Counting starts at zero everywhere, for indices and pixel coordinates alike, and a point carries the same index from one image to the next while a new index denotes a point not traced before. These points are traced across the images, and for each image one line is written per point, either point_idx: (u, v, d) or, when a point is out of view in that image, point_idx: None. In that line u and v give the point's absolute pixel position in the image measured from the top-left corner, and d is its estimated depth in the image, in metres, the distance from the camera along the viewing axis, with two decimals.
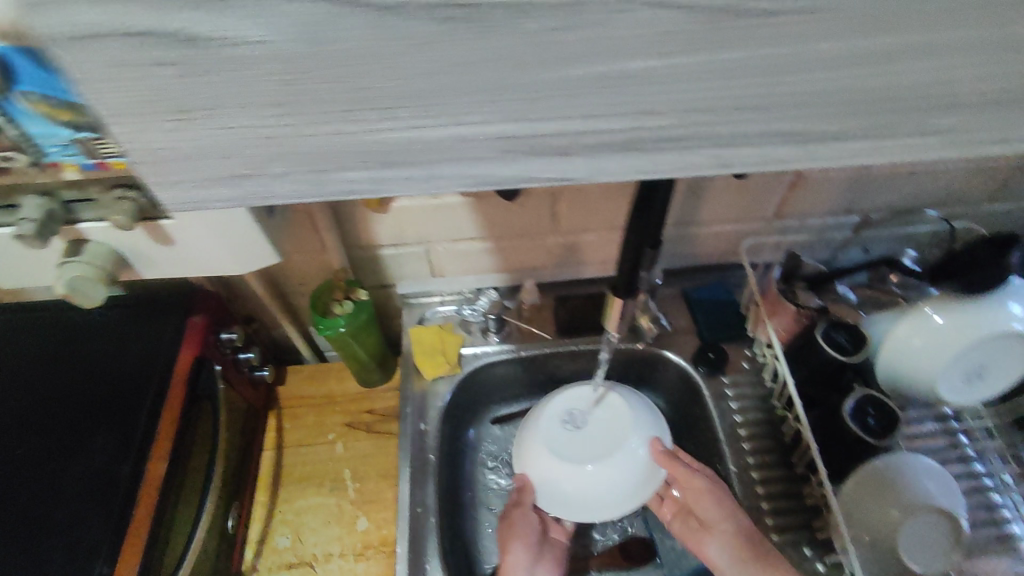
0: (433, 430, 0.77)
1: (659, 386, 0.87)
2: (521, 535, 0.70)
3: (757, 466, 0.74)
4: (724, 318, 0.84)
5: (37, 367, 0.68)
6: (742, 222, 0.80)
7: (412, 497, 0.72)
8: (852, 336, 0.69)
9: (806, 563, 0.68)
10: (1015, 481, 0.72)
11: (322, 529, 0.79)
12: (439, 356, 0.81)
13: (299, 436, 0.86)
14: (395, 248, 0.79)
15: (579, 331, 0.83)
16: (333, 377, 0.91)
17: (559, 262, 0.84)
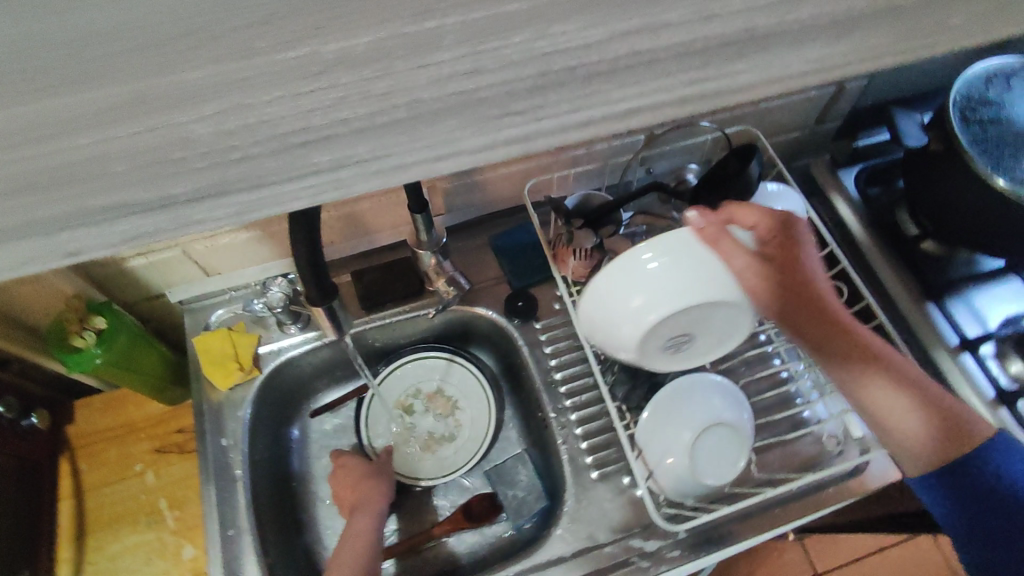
0: (236, 444, 0.72)
1: (483, 339, 0.86)
2: (370, 506, 0.70)
3: (575, 406, 0.75)
4: (531, 261, 0.82)
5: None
6: (526, 161, 0.76)
7: (221, 521, 0.68)
8: None
9: (625, 491, 0.70)
10: (804, 368, 0.76)
11: (143, 570, 0.73)
12: (231, 362, 0.74)
13: (99, 475, 0.78)
14: (145, 256, 0.68)
15: (382, 305, 0.78)
16: (129, 401, 0.81)
17: (346, 234, 0.77)
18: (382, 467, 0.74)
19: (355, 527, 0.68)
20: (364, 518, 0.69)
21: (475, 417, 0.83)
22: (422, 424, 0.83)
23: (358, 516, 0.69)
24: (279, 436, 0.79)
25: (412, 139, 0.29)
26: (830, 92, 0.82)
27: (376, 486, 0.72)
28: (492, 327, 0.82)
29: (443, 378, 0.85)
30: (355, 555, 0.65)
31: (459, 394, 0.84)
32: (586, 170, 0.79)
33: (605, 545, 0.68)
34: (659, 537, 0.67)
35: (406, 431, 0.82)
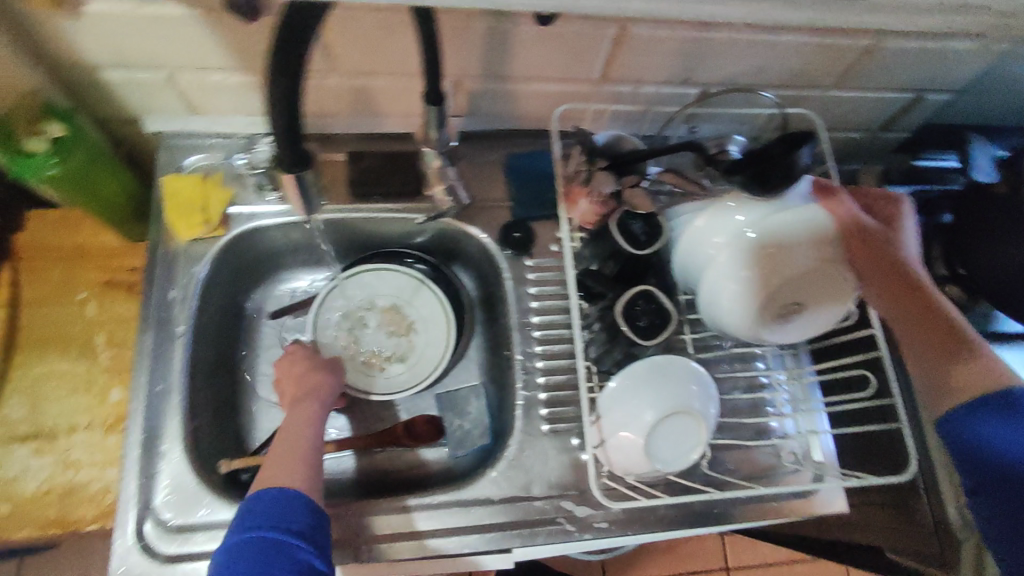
0: (185, 300, 0.67)
1: (469, 261, 0.80)
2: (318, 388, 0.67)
3: (544, 354, 0.71)
4: (540, 193, 0.76)
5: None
6: (564, 82, 0.68)
7: (151, 374, 0.64)
8: (649, 226, 0.62)
9: (571, 451, 0.68)
10: (785, 380, 0.72)
11: (66, 399, 0.70)
12: (198, 215, 0.68)
13: (39, 293, 0.74)
14: (124, 71, 0.61)
15: (372, 197, 0.72)
16: (86, 226, 0.76)
17: (350, 110, 0.69)
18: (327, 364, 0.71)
19: (298, 415, 0.63)
20: (310, 403, 0.65)
21: (431, 345, 0.78)
22: (371, 339, 0.77)
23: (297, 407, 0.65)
24: (235, 302, 0.75)
25: None
26: (908, 98, 0.74)
27: (318, 379, 0.68)
28: (482, 251, 0.77)
29: (408, 301, 0.79)
30: (302, 439, 0.60)
31: (418, 319, 0.79)
32: (625, 111, 0.72)
33: (537, 499, 0.66)
34: (591, 506, 0.65)
35: (353, 342, 0.77)
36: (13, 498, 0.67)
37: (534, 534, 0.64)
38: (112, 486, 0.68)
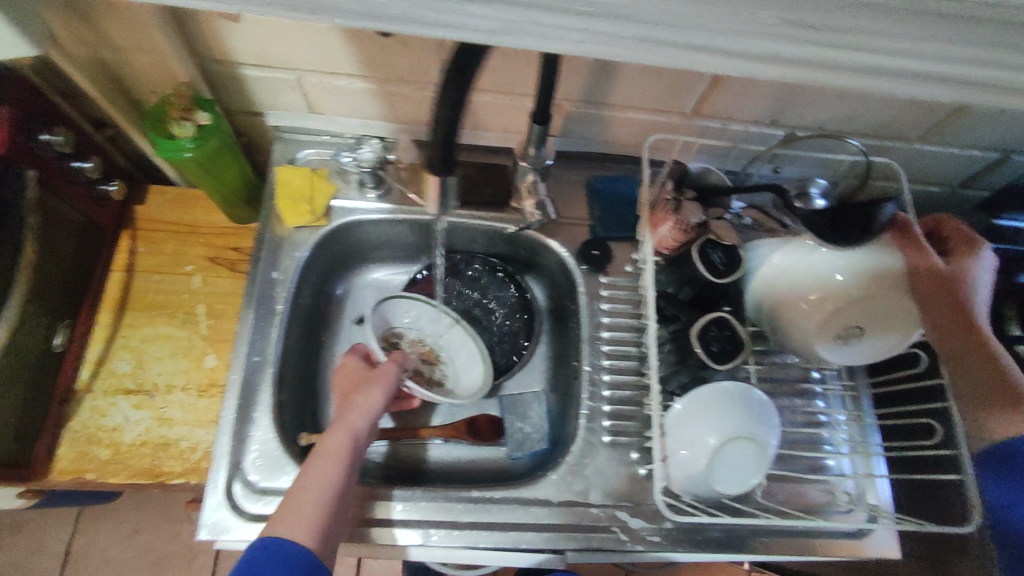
0: (286, 281, 0.72)
1: (544, 273, 0.85)
2: (378, 381, 0.69)
3: (611, 369, 0.74)
4: (620, 215, 0.79)
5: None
6: (657, 113, 0.72)
7: (251, 347, 0.69)
8: (729, 257, 0.65)
9: (629, 464, 0.70)
10: (844, 421, 0.74)
11: (168, 360, 0.77)
12: (303, 205, 0.74)
13: (153, 262, 0.81)
14: (261, 69, 0.67)
15: (462, 203, 0.77)
16: (199, 206, 0.84)
17: (453, 121, 0.75)
18: (381, 376, 0.70)
19: (332, 440, 0.62)
20: (366, 397, 0.67)
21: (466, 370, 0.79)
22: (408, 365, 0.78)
23: (337, 427, 0.64)
24: (325, 289, 0.81)
25: None
26: (994, 157, 0.75)
27: (367, 396, 0.67)
28: (558, 265, 0.81)
29: (442, 333, 0.79)
30: (331, 475, 0.59)
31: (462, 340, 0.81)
32: (711, 146, 0.75)
33: (593, 506, 0.68)
34: (645, 519, 0.68)
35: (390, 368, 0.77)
36: (112, 445, 0.73)
37: (589, 538, 0.67)
38: (199, 445, 0.74)
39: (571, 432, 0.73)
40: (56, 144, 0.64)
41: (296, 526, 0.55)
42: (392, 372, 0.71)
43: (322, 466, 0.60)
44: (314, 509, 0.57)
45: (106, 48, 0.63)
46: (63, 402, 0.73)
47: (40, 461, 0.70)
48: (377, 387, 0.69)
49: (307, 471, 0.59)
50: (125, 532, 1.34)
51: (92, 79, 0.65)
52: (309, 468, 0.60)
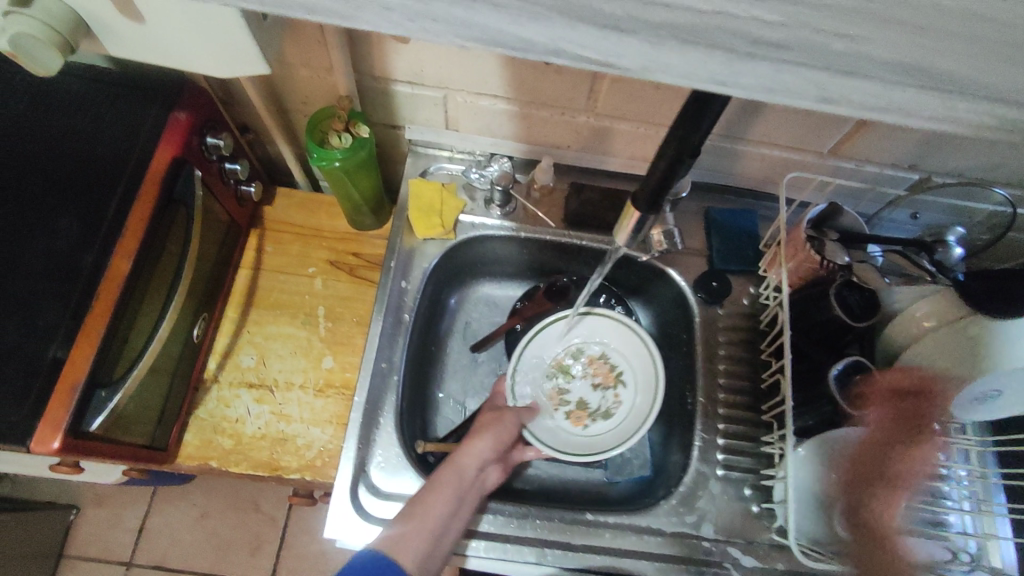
0: (413, 290, 0.75)
1: (653, 299, 0.85)
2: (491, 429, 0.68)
3: (726, 403, 0.73)
4: (741, 248, 0.79)
5: (17, 117, 0.62)
6: (793, 151, 0.72)
7: (378, 353, 0.71)
8: (866, 301, 0.64)
9: (742, 500, 0.69)
10: (967, 477, 0.71)
11: (288, 358, 0.80)
12: (435, 218, 0.76)
13: (278, 262, 0.84)
14: (411, 87, 0.69)
15: (585, 226, 0.78)
16: (323, 210, 0.87)
17: (584, 146, 0.76)
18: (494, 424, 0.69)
19: (443, 482, 0.63)
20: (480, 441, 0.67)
21: (640, 400, 0.73)
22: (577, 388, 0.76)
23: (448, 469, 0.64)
24: (440, 300, 0.82)
25: (898, 104, 0.28)
26: None
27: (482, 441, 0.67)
28: (672, 293, 0.81)
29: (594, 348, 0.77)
30: (435, 511, 0.60)
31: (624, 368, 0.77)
32: (844, 186, 0.74)
33: (705, 540, 0.68)
34: (757, 558, 0.67)
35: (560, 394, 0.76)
36: (235, 435, 0.75)
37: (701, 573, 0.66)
38: (315, 444, 0.76)
39: (681, 463, 0.73)
40: (219, 147, 0.71)
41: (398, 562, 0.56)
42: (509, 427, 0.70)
43: (426, 507, 0.60)
44: (416, 546, 0.58)
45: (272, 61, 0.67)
46: (193, 390, 0.76)
47: (172, 445, 0.73)
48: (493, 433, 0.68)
49: (416, 507, 0.60)
50: (195, 515, 1.37)
51: (255, 89, 0.69)
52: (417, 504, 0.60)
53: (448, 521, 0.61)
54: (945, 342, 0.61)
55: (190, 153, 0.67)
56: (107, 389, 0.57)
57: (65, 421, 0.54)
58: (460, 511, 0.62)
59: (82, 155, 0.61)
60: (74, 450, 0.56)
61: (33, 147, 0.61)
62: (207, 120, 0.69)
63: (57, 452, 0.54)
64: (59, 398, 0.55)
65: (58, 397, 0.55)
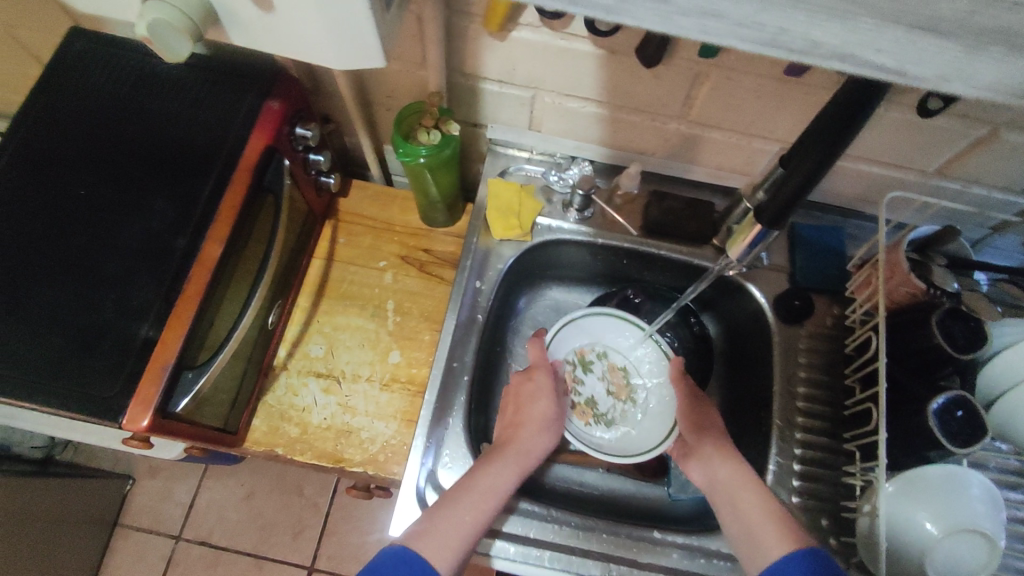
0: (487, 291, 0.74)
1: (728, 314, 0.82)
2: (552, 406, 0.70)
3: (805, 428, 0.70)
4: (828, 267, 0.75)
5: (122, 101, 0.63)
6: (895, 169, 0.68)
7: (450, 351, 0.71)
8: (973, 332, 0.60)
9: (818, 532, 0.66)
10: None
11: (356, 350, 0.80)
12: (513, 219, 0.75)
13: (350, 253, 0.84)
14: (500, 85, 0.69)
15: (665, 235, 0.76)
16: (396, 204, 0.87)
17: (670, 152, 0.74)
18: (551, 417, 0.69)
19: (493, 479, 0.62)
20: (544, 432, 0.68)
21: (645, 429, 0.74)
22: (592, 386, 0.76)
23: (499, 461, 0.63)
24: (510, 301, 0.81)
25: None
26: None
27: (532, 438, 0.67)
28: (751, 309, 0.78)
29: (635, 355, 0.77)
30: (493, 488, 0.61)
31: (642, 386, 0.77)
32: (947, 209, 0.70)
33: None
34: None
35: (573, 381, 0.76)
36: (301, 423, 0.76)
37: None
38: (378, 437, 0.76)
39: None
40: (307, 138, 0.71)
41: (441, 554, 0.55)
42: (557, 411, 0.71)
43: (475, 500, 0.60)
44: (458, 542, 0.56)
45: None
46: (263, 375, 0.77)
47: (241, 430, 0.73)
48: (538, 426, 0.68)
49: (466, 495, 0.59)
50: (242, 495, 1.40)
51: (346, 81, 0.69)
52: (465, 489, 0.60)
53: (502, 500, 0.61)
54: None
55: (280, 143, 0.67)
56: (192, 372, 0.58)
57: (154, 400, 0.55)
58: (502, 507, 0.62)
59: (180, 140, 0.63)
60: (161, 428, 0.57)
61: (135, 130, 0.63)
62: (297, 111, 0.70)
63: (145, 430, 0.55)
64: (146, 379, 0.55)
65: (146, 377, 0.55)
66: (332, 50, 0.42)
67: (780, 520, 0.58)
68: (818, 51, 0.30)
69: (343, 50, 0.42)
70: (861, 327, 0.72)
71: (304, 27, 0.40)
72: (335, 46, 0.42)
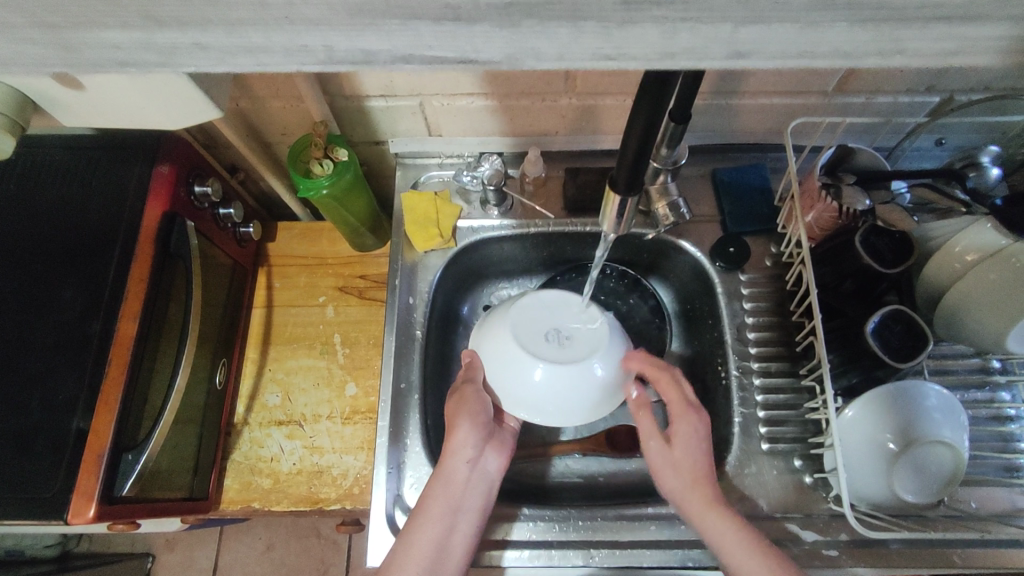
0: (421, 305, 0.74)
1: (671, 274, 0.81)
2: (466, 412, 0.63)
3: (763, 371, 0.70)
4: (754, 207, 0.75)
5: (11, 197, 0.63)
6: (792, 96, 0.66)
7: (396, 373, 0.70)
8: (898, 245, 0.60)
9: (793, 473, 0.66)
10: None
11: (312, 391, 0.79)
12: (432, 229, 0.74)
13: (288, 296, 0.84)
14: (386, 100, 0.67)
15: (586, 210, 0.75)
16: (324, 238, 0.86)
17: (573, 128, 0.72)
18: (475, 414, 0.63)
19: (429, 505, 0.59)
20: (464, 431, 0.62)
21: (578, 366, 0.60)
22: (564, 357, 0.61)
23: (438, 490, 0.60)
24: (454, 309, 0.81)
25: None
26: None
27: (451, 462, 0.61)
28: (689, 264, 0.77)
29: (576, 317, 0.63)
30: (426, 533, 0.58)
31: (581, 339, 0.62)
32: (854, 124, 0.69)
33: (759, 518, 0.64)
34: (818, 532, 0.63)
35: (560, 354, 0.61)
36: (272, 474, 0.76)
37: None
38: (350, 471, 0.76)
39: (723, 440, 0.69)
40: (208, 194, 0.70)
41: None
42: (485, 402, 0.64)
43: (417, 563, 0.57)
44: None
45: (242, 96, 0.66)
46: (225, 435, 0.77)
47: (212, 493, 0.74)
48: (478, 431, 0.63)
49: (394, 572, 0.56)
50: (261, 548, 1.40)
51: (231, 127, 0.68)
52: (404, 549, 0.58)
53: (446, 543, 0.59)
54: (990, 273, 0.56)
55: (179, 206, 0.67)
56: (132, 453, 0.58)
57: (96, 489, 0.55)
58: (456, 521, 0.60)
59: (75, 225, 0.62)
60: (111, 514, 0.57)
61: (28, 223, 0.62)
62: (192, 169, 0.69)
63: (94, 519, 0.55)
64: (86, 466, 0.55)
65: (86, 465, 0.55)
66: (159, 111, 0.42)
67: (768, 558, 0.54)
68: (496, 41, 0.30)
69: (167, 108, 0.42)
70: (795, 262, 0.71)
71: (123, 100, 0.40)
72: (158, 109, 0.42)
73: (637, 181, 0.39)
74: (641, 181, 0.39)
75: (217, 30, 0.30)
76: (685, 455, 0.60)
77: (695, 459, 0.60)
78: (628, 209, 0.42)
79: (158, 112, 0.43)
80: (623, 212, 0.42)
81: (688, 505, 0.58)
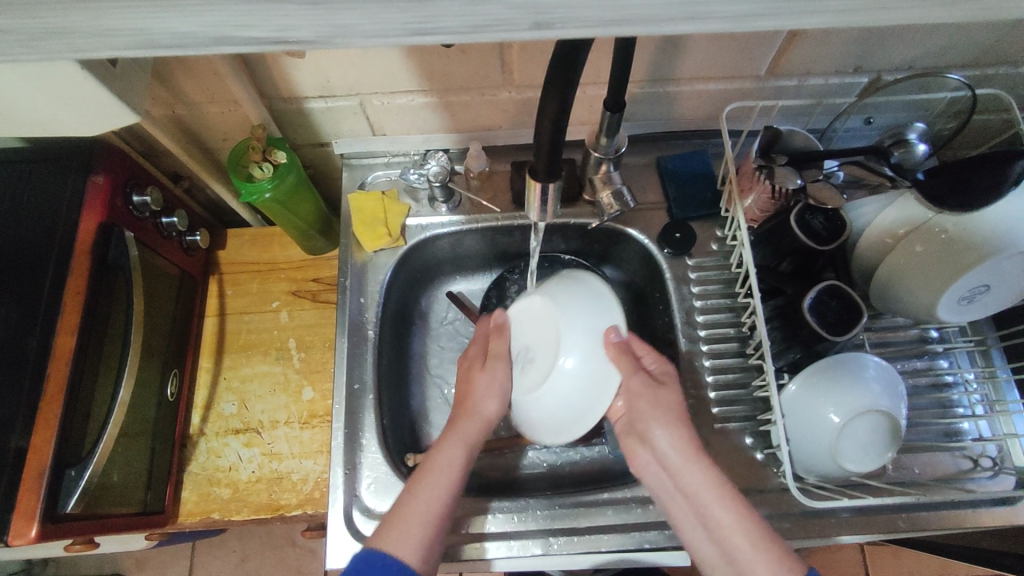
0: (373, 304, 0.73)
1: (622, 263, 0.82)
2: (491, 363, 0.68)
3: (712, 353, 0.71)
4: (697, 192, 0.76)
5: None
6: (727, 81, 0.68)
7: (349, 374, 0.70)
8: (830, 222, 0.62)
9: (745, 450, 0.67)
10: (976, 379, 0.68)
11: (268, 397, 0.79)
12: (380, 228, 0.74)
13: (240, 303, 0.83)
14: (325, 100, 0.67)
15: None
16: (275, 243, 0.86)
17: (516, 121, 0.73)
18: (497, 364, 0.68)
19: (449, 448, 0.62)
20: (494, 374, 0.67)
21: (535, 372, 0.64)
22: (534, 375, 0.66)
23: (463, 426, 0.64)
24: (410, 308, 0.80)
25: None
26: None
27: (479, 403, 0.66)
28: (639, 252, 0.78)
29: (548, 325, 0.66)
30: (446, 464, 0.60)
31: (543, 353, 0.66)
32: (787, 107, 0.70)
33: None
34: (772, 506, 0.64)
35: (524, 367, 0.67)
36: (230, 484, 0.75)
37: None
38: (310, 476, 0.75)
39: None
40: (149, 204, 0.69)
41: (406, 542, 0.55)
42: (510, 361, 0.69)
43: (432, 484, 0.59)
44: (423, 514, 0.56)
45: (177, 101, 0.65)
46: (180, 447, 0.76)
47: (168, 507, 0.72)
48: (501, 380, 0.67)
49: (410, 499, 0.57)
50: (235, 561, 1.38)
51: (168, 133, 0.67)
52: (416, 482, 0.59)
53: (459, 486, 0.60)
54: (918, 245, 0.58)
55: (118, 216, 0.65)
56: (75, 469, 0.57)
57: (38, 508, 0.53)
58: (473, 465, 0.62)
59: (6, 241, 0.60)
60: (56, 534, 0.55)
61: None
62: (130, 178, 0.68)
63: (37, 539, 0.53)
64: (26, 485, 0.53)
65: (25, 484, 0.53)
66: (68, 106, 0.43)
67: (767, 539, 0.52)
68: (383, 32, 0.31)
69: (77, 103, 0.43)
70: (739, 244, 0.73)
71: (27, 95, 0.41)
72: (70, 104, 0.43)
73: (557, 166, 0.40)
74: (563, 167, 0.40)
75: (96, 30, 0.31)
76: (671, 458, 0.58)
77: (688, 460, 0.56)
78: (553, 199, 0.43)
79: (66, 105, 0.43)
80: (548, 200, 0.43)
81: (685, 517, 0.56)
